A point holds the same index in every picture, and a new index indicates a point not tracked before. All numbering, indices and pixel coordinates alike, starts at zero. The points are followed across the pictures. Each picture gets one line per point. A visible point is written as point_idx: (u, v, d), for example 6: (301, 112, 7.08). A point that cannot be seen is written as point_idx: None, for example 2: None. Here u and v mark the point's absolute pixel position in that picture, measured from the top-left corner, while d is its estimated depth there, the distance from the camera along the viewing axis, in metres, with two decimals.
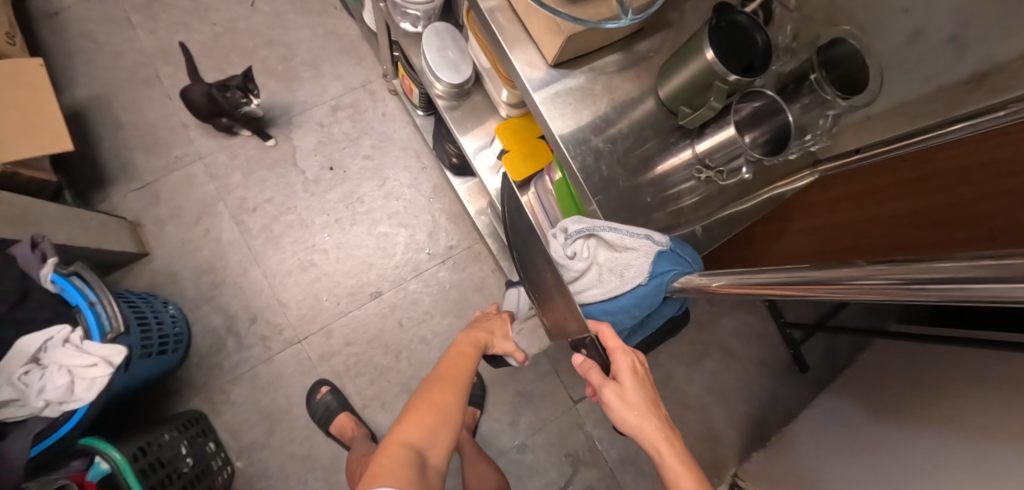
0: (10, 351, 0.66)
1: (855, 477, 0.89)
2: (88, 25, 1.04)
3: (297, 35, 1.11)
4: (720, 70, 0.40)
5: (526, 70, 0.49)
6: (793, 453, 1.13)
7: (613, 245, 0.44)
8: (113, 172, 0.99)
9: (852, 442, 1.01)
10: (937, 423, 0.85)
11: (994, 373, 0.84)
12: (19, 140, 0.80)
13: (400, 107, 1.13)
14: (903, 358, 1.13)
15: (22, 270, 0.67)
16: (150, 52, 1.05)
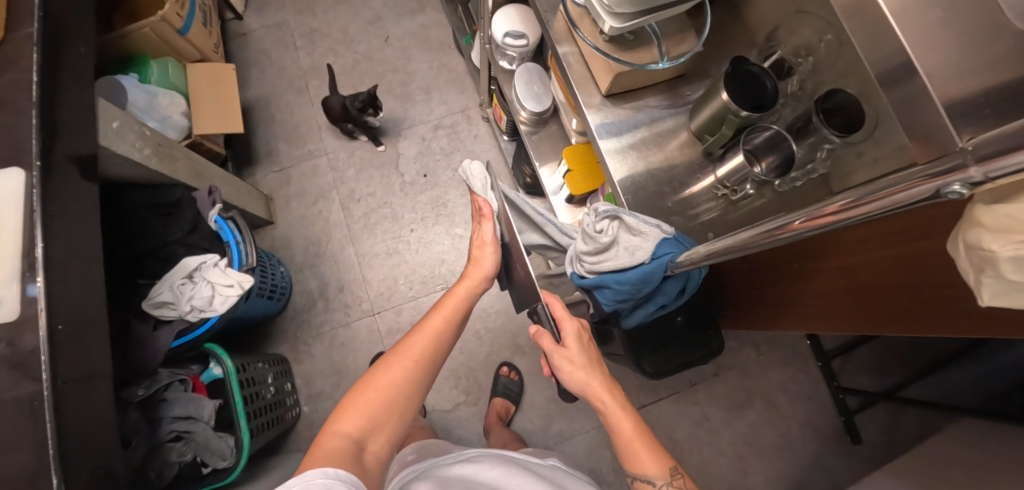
0: (176, 267, 0.87)
1: None
2: (268, 45, 1.36)
3: (417, 66, 1.36)
4: (732, 107, 0.53)
5: (584, 98, 0.63)
6: None
7: (632, 228, 0.54)
8: (261, 155, 1.27)
9: None
10: None
11: None
12: (209, 120, 1.09)
13: (489, 132, 1.32)
14: (975, 448, 1.03)
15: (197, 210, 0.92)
16: (307, 69, 1.34)
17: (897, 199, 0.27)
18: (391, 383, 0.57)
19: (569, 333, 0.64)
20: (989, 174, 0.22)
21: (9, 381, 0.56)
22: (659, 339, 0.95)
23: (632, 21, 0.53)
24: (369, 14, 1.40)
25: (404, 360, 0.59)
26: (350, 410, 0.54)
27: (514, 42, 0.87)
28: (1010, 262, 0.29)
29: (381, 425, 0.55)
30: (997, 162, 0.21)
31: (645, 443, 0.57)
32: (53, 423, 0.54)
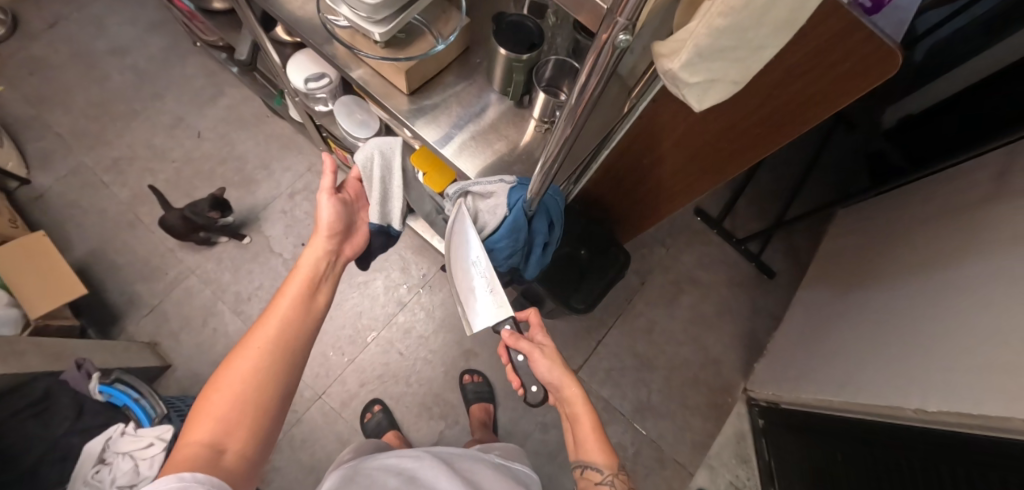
0: (81, 458, 0.79)
1: (867, 340, 1.00)
2: (72, 195, 1.23)
3: (243, 147, 1.31)
4: (513, 57, 0.60)
5: (394, 105, 0.68)
6: (796, 350, 1.23)
7: (482, 194, 0.59)
8: (122, 306, 1.15)
9: (841, 315, 1.14)
10: (915, 269, 0.96)
11: (953, 203, 0.96)
12: (42, 297, 0.98)
13: (344, 177, 1.31)
14: (857, 233, 1.27)
15: (75, 388, 0.83)
16: (128, 200, 1.24)
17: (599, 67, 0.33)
18: (242, 372, 0.52)
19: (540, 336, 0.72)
20: (629, 20, 0.27)
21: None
22: (575, 274, 1.04)
23: (391, 22, 0.58)
24: (169, 119, 1.32)
25: (250, 351, 0.54)
26: (199, 418, 0.48)
27: (317, 84, 0.89)
28: (684, 70, 0.30)
29: (239, 417, 0.49)
30: (625, 7, 0.26)
31: (597, 436, 0.64)
32: None
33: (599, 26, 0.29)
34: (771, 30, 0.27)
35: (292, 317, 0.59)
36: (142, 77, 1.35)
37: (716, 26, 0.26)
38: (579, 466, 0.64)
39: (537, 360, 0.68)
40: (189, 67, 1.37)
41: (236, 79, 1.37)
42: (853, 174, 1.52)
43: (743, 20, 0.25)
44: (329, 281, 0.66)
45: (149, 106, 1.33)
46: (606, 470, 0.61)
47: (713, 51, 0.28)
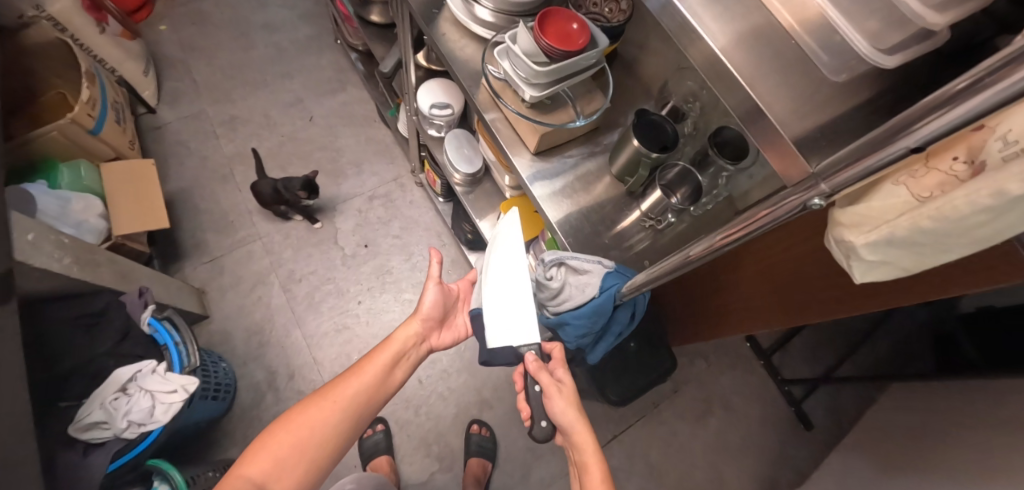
0: (108, 381, 0.80)
1: None
2: (186, 137, 1.34)
3: (344, 141, 1.39)
4: (643, 152, 0.63)
5: (516, 158, 0.71)
6: None
7: (577, 269, 0.60)
8: (188, 249, 1.21)
9: None
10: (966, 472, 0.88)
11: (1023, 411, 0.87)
12: (130, 219, 1.04)
13: (424, 196, 1.35)
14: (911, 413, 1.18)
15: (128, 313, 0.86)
16: (230, 156, 1.33)
17: (780, 213, 0.39)
18: (308, 424, 0.61)
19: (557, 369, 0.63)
20: (834, 187, 0.34)
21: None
22: (617, 364, 1.02)
23: (544, 90, 0.62)
24: (291, 97, 1.43)
25: (326, 408, 0.63)
26: (262, 451, 0.58)
27: (440, 112, 0.94)
28: (866, 247, 0.33)
29: (291, 467, 0.58)
30: (839, 178, 0.33)
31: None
32: None
33: (802, 186, 0.37)
34: (964, 244, 0.29)
35: (370, 387, 0.67)
36: (282, 56, 1.49)
37: (920, 224, 0.29)
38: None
39: (553, 396, 0.60)
40: (324, 59, 1.50)
41: (360, 81, 1.48)
42: (919, 351, 1.43)
43: (948, 230, 0.28)
44: (411, 362, 0.74)
45: (279, 81, 1.45)
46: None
47: (903, 242, 0.31)
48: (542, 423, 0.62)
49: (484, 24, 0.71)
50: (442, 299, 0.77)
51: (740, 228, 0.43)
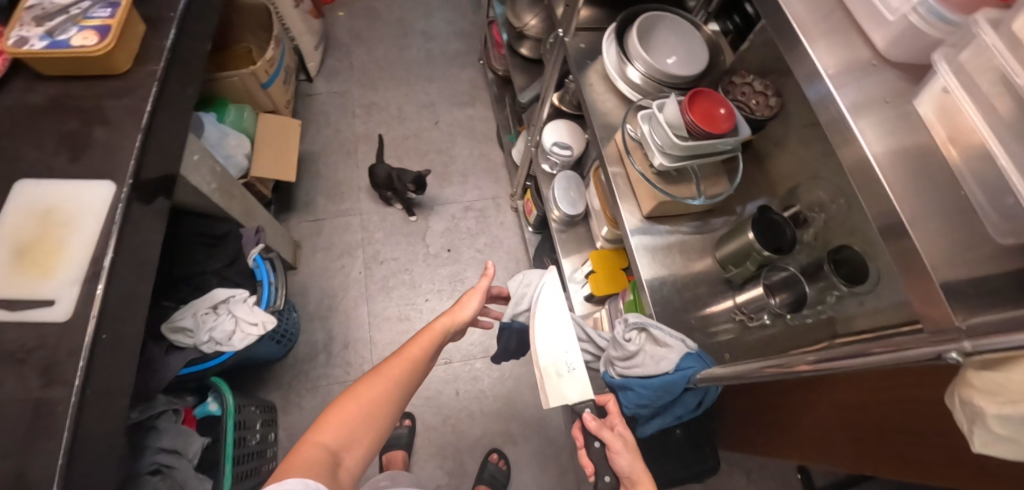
0: (205, 296, 0.89)
1: None
2: (329, 110, 1.50)
3: (458, 150, 1.48)
4: (757, 246, 0.64)
5: (627, 216, 0.75)
6: None
7: (658, 339, 0.62)
8: (299, 205, 1.33)
9: None
10: None
11: None
12: (264, 165, 1.17)
13: (514, 222, 1.38)
14: None
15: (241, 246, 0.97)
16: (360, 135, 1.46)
17: (908, 356, 0.35)
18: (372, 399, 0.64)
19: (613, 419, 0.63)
20: (977, 349, 0.31)
21: (13, 379, 0.61)
22: (657, 449, 0.96)
23: (674, 164, 0.68)
24: (426, 98, 1.55)
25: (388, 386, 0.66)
26: (331, 423, 0.60)
27: (560, 151, 0.99)
28: (995, 418, 0.31)
29: (358, 441, 0.61)
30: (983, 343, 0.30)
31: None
32: (70, 429, 0.58)
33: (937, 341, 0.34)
34: None
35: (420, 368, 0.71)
36: (430, 61, 1.63)
37: None
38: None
39: (618, 451, 0.59)
40: (464, 73, 1.63)
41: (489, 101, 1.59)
42: None
43: None
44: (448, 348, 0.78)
45: (420, 82, 1.58)
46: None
47: None
48: (606, 476, 0.60)
49: (634, 89, 0.78)
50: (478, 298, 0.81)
51: (832, 355, 0.43)
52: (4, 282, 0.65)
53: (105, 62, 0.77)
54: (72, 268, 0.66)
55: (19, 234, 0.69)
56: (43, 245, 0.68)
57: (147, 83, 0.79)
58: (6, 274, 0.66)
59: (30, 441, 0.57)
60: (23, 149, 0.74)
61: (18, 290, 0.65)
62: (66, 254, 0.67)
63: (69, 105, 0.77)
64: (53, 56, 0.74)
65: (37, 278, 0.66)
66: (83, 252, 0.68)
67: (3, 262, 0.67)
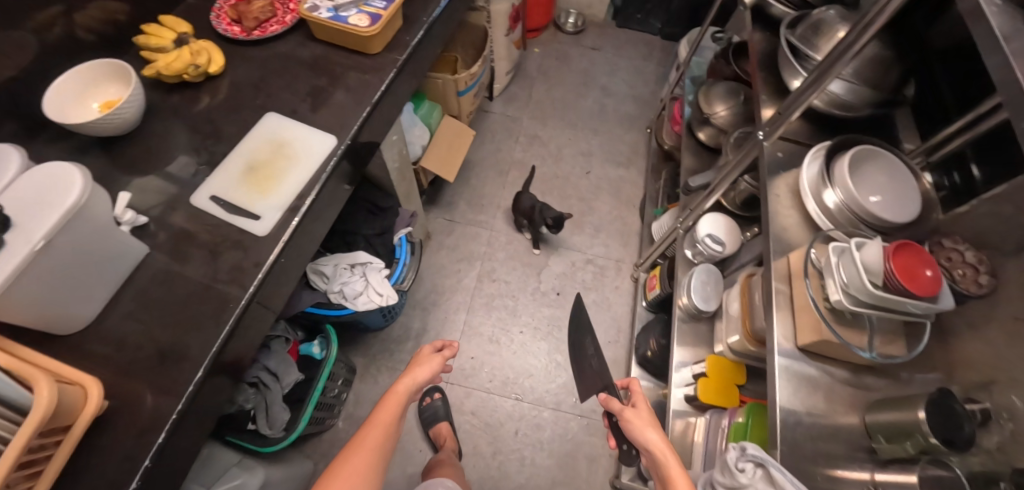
0: (349, 252, 0.99)
1: None
2: None
3: (600, 198, 1.43)
4: (924, 428, 0.57)
5: (781, 338, 0.71)
6: None
7: (776, 482, 0.56)
8: (442, 201, 1.39)
9: None
10: None
11: None
12: (434, 161, 1.22)
13: (631, 290, 1.31)
14: None
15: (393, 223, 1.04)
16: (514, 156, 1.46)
17: None
18: (350, 465, 0.71)
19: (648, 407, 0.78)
20: None
21: (207, 270, 0.72)
22: None
23: (858, 307, 0.64)
24: (589, 140, 1.51)
25: (357, 454, 0.72)
26: None
27: (711, 244, 1.00)
28: None
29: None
30: None
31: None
32: (229, 327, 0.68)
33: None
34: None
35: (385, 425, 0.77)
36: (604, 108, 1.57)
37: None
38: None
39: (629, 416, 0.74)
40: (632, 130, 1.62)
41: None
42: None
43: None
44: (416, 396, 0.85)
45: (586, 122, 1.55)
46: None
47: None
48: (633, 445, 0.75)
49: (825, 213, 0.77)
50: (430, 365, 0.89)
51: None
52: (232, 188, 0.77)
53: (363, 43, 0.87)
54: (280, 198, 0.76)
55: (255, 151, 0.80)
56: (268, 168, 0.78)
57: (389, 67, 0.88)
58: (236, 182, 0.77)
59: (208, 321, 0.68)
60: (278, 88, 0.86)
61: (238, 199, 0.76)
62: (281, 183, 0.77)
63: (324, 65, 0.88)
64: (330, 25, 0.86)
65: (254, 195, 0.76)
66: (293, 188, 0.76)
67: (238, 171, 0.78)
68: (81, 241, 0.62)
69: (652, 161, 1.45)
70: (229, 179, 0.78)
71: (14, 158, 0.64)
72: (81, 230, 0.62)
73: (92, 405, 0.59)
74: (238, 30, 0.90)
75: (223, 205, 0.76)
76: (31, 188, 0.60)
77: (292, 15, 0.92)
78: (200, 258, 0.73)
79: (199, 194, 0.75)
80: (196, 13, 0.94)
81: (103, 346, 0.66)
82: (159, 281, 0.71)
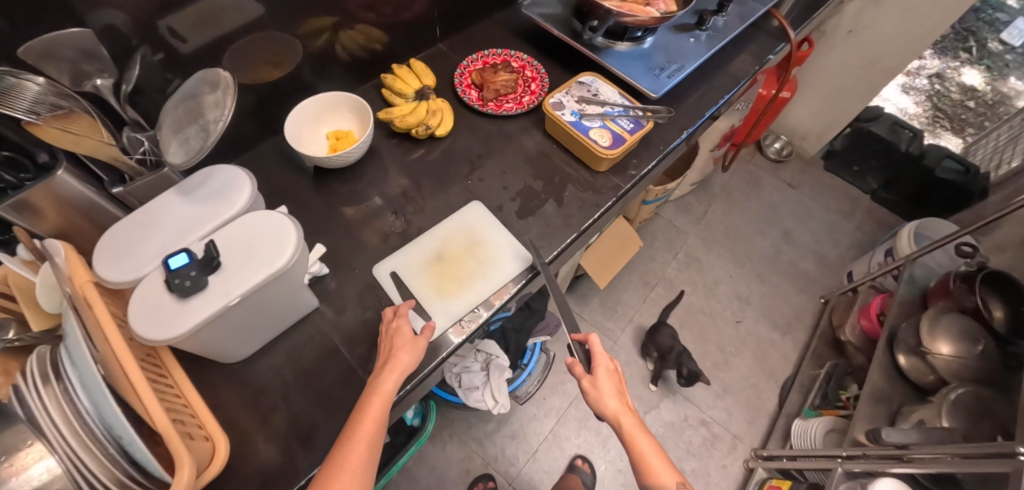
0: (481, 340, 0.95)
1: None
2: (658, 233, 1.54)
3: (738, 361, 1.35)
4: None
5: None
6: None
7: None
8: (579, 293, 1.40)
9: None
10: None
11: None
12: (592, 263, 1.17)
13: (738, 477, 1.20)
14: None
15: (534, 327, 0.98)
16: (668, 269, 1.48)
17: None
18: None
19: (614, 367, 0.71)
20: None
21: (359, 351, 0.67)
22: None
23: None
24: (750, 285, 1.47)
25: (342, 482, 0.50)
26: None
27: None
28: None
29: None
30: None
31: (675, 477, 0.63)
32: None
33: None
34: None
35: (367, 432, 0.54)
36: (782, 256, 1.53)
37: None
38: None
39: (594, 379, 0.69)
40: (800, 295, 1.47)
41: (804, 337, 1.40)
42: None
43: None
44: (401, 371, 0.59)
45: (758, 266, 1.50)
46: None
47: None
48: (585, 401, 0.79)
49: None
50: (406, 345, 0.62)
51: None
52: (417, 271, 0.72)
53: (592, 159, 0.78)
54: (457, 305, 0.70)
55: (451, 239, 0.75)
56: (457, 265, 0.73)
57: (608, 196, 0.79)
58: (422, 266, 0.73)
59: (338, 412, 0.63)
60: (490, 170, 0.81)
61: (418, 286, 0.71)
62: (463, 289, 0.71)
63: (545, 164, 0.81)
64: (567, 129, 0.79)
65: (435, 290, 0.71)
66: (473, 300, 0.70)
67: (428, 255, 0.74)
68: (267, 300, 0.59)
69: (821, 349, 1.33)
70: (417, 259, 0.73)
71: (246, 188, 0.61)
72: (273, 291, 0.59)
73: (216, 468, 0.55)
74: (475, 97, 0.87)
75: (400, 287, 0.71)
76: (246, 236, 0.57)
77: (530, 96, 0.88)
78: (357, 334, 0.68)
79: (383, 266, 0.71)
80: (444, 62, 0.94)
81: (239, 387, 0.64)
82: (312, 342, 0.68)
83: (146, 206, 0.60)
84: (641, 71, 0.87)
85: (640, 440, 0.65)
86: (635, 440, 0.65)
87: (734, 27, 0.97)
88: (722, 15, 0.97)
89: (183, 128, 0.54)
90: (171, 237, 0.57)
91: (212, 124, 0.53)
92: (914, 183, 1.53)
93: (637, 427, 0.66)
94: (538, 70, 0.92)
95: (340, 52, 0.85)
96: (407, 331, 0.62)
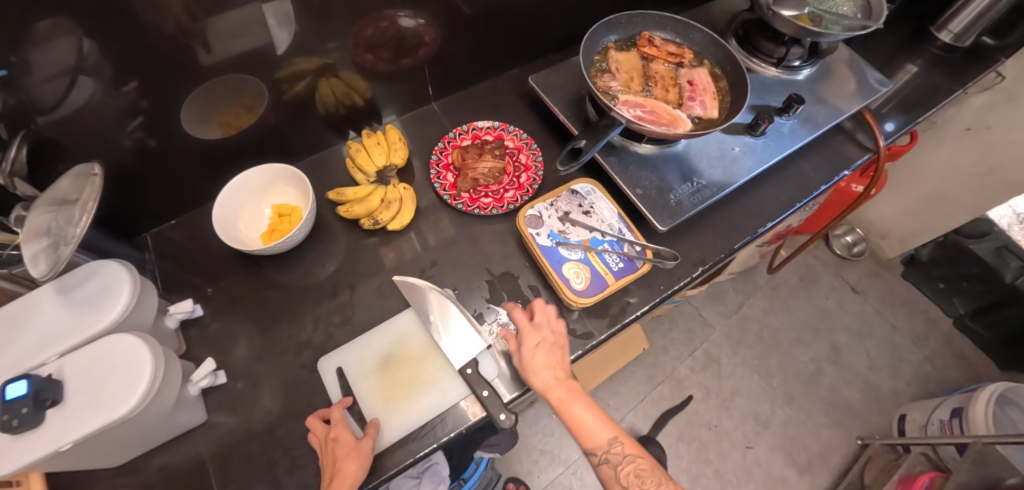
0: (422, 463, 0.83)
1: None
2: (677, 320, 1.34)
3: None
4: None
5: None
6: None
7: None
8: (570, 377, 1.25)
9: None
10: None
11: None
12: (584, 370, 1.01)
13: None
14: None
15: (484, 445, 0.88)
16: (679, 366, 1.29)
17: None
18: None
19: (542, 336, 0.59)
20: None
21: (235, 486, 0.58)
22: None
23: None
24: (774, 406, 1.25)
25: None
26: None
27: None
28: None
29: None
30: None
31: (610, 430, 0.55)
32: None
33: None
34: None
35: None
36: (821, 377, 1.29)
37: None
38: (592, 456, 0.54)
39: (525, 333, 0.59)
40: (834, 430, 1.23)
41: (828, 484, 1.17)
42: None
43: None
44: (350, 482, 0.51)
45: (790, 384, 1.28)
46: (640, 472, 0.52)
47: None
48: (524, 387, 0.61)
49: None
50: (349, 449, 0.54)
51: None
52: (358, 374, 0.62)
53: (562, 298, 0.63)
54: (395, 427, 0.59)
55: (408, 338, 0.65)
56: (410, 372, 0.63)
57: (574, 346, 0.64)
58: (368, 368, 0.63)
59: None
60: (444, 283, 0.68)
61: (358, 393, 0.61)
62: (411, 403, 0.61)
63: (509, 287, 0.68)
64: (540, 255, 0.64)
65: (374, 401, 0.61)
66: (421, 418, 0.60)
67: (376, 356, 0.64)
68: (123, 433, 0.51)
69: None
70: (364, 357, 0.63)
71: (125, 297, 0.54)
72: (130, 426, 0.51)
73: None
74: (449, 183, 0.74)
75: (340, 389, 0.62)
76: (107, 363, 0.50)
77: (515, 192, 0.73)
78: (236, 466, 0.59)
79: (330, 364, 0.63)
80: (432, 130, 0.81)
81: None
82: (185, 467, 0.59)
83: (15, 301, 0.53)
84: (655, 186, 0.69)
85: (575, 404, 0.55)
86: (570, 408, 0.55)
87: (799, 137, 0.76)
88: (786, 117, 0.77)
89: (34, 238, 0.47)
90: (31, 349, 0.51)
91: (63, 241, 0.46)
92: (1014, 322, 1.22)
93: (569, 391, 0.56)
94: (534, 156, 0.76)
95: (314, 106, 0.75)
96: (349, 438, 0.55)
